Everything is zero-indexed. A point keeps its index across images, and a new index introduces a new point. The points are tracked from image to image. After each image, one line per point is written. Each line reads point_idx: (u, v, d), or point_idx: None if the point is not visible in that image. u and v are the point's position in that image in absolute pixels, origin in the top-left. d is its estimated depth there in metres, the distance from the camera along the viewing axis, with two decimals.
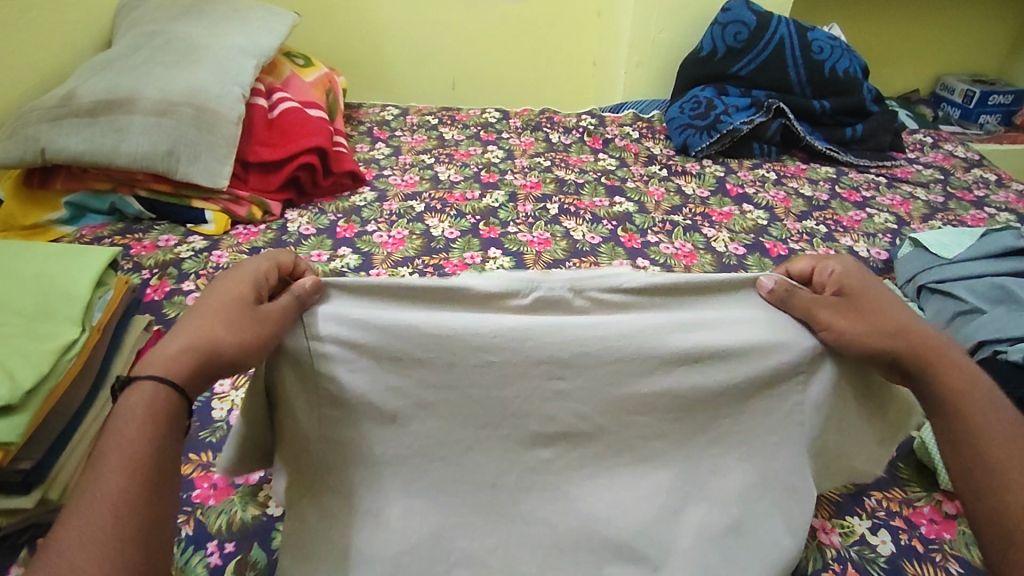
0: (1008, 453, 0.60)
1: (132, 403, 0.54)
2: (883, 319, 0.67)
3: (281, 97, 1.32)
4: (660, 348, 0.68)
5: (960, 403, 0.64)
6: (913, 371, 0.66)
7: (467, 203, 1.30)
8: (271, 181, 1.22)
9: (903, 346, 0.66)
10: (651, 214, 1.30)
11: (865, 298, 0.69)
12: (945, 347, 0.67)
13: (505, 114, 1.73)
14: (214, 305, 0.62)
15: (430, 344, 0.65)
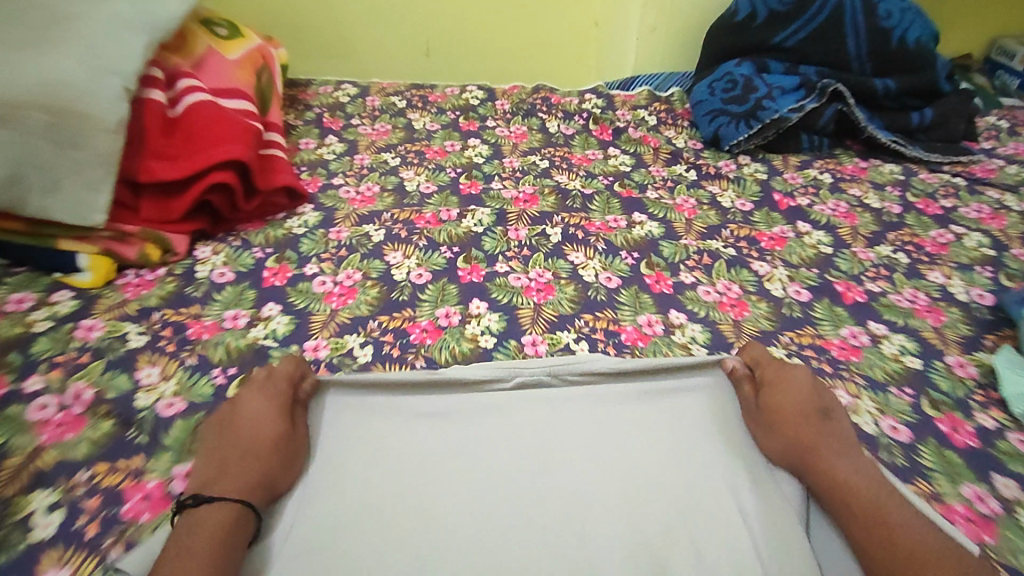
0: (864, 506, 0.61)
1: (200, 520, 0.57)
2: (786, 410, 0.70)
3: (187, 85, 0.98)
4: (624, 427, 0.71)
5: (853, 493, 0.62)
6: (813, 478, 0.65)
7: (442, 228, 0.99)
8: (172, 207, 0.90)
9: (803, 458, 0.66)
10: (682, 241, 0.99)
11: (798, 400, 0.71)
12: (816, 420, 0.69)
13: (490, 94, 1.39)
14: (255, 431, 0.65)
15: (418, 432, 0.69)
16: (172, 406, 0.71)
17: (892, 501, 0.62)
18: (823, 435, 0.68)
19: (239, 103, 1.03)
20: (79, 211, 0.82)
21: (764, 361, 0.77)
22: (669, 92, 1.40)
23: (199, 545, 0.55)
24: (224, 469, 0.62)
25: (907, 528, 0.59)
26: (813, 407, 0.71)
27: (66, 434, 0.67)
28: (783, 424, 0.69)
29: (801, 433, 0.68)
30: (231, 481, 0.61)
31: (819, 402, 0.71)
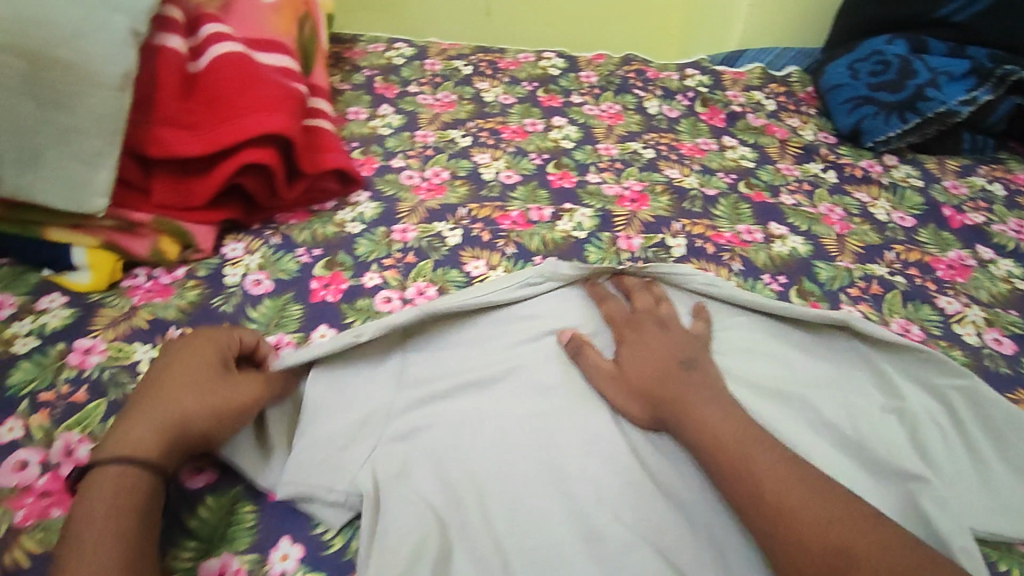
0: (743, 458, 0.51)
1: (111, 476, 0.45)
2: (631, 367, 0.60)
3: (213, 31, 0.76)
4: (729, 352, 0.66)
5: (721, 442, 0.53)
6: (682, 427, 0.55)
7: (533, 231, 0.78)
8: (193, 190, 0.70)
9: (668, 405, 0.57)
10: (840, 263, 0.78)
11: (657, 346, 0.61)
12: (662, 363, 0.59)
13: (572, 63, 1.16)
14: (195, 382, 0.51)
15: (508, 328, 0.64)
16: (200, 476, 0.52)
17: (765, 450, 0.52)
18: (688, 388, 0.57)
19: (278, 57, 0.81)
20: (69, 194, 0.63)
21: (618, 315, 0.65)
22: (788, 71, 1.18)
23: (111, 491, 0.45)
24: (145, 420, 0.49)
25: (777, 480, 0.49)
26: (679, 356, 0.60)
27: (50, 513, 0.49)
28: (710, 367, 0.60)
29: (655, 381, 0.58)
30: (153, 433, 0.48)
31: (687, 350, 0.61)
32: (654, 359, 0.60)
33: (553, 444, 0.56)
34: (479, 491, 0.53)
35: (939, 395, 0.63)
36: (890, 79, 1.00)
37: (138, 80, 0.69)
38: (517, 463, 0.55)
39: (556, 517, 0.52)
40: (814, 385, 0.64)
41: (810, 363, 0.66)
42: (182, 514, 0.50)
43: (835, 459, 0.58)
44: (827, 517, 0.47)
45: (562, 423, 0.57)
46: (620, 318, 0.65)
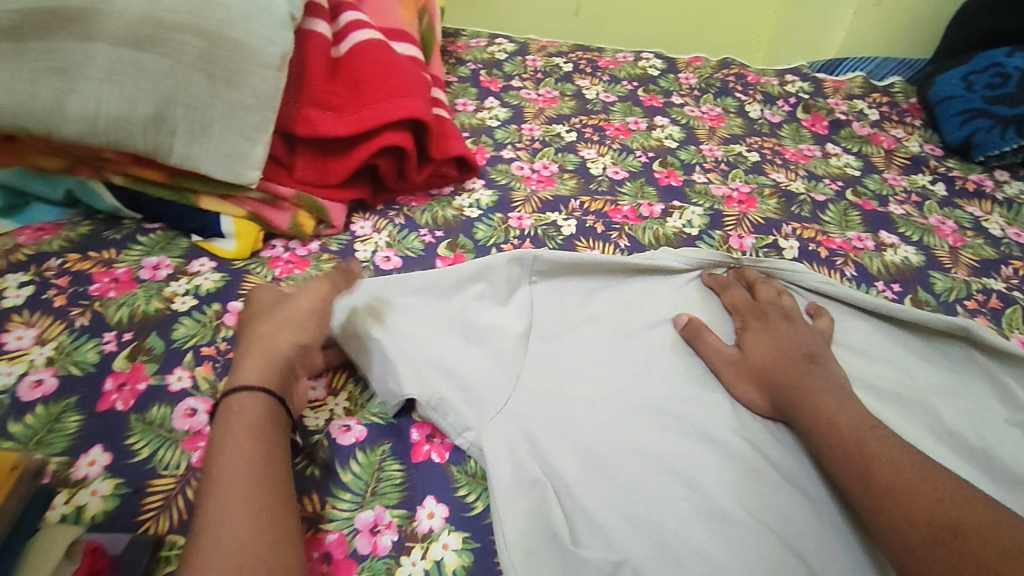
0: (857, 441, 0.52)
1: (234, 414, 0.47)
2: (748, 353, 0.62)
3: (353, 19, 0.81)
4: (842, 352, 0.66)
5: (835, 425, 0.54)
6: (802, 415, 0.56)
7: (645, 225, 0.80)
8: (331, 169, 0.74)
9: (789, 396, 0.58)
10: (956, 275, 0.77)
11: (784, 341, 0.63)
12: (781, 352, 0.62)
13: (671, 65, 1.17)
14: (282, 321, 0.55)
15: (627, 313, 0.67)
16: (349, 432, 0.56)
17: (875, 433, 0.52)
18: (813, 378, 0.58)
19: (407, 47, 0.86)
20: (229, 163, 0.67)
21: (741, 304, 0.68)
22: (890, 82, 1.16)
23: (240, 436, 0.46)
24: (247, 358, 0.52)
25: (889, 460, 0.50)
26: (803, 349, 0.62)
27: None
28: (832, 363, 0.61)
29: (777, 370, 0.60)
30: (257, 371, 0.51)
31: (811, 344, 0.62)
32: (767, 350, 0.62)
33: (675, 426, 0.58)
34: (603, 462, 0.55)
35: None
36: (1008, 92, 0.99)
37: (291, 61, 0.74)
38: (643, 441, 0.56)
39: (688, 494, 0.53)
40: (937, 393, 0.64)
41: (930, 371, 0.66)
42: (335, 466, 0.54)
43: (960, 466, 0.58)
44: (937, 495, 0.46)
45: (689, 408, 0.59)
46: (744, 308, 0.67)
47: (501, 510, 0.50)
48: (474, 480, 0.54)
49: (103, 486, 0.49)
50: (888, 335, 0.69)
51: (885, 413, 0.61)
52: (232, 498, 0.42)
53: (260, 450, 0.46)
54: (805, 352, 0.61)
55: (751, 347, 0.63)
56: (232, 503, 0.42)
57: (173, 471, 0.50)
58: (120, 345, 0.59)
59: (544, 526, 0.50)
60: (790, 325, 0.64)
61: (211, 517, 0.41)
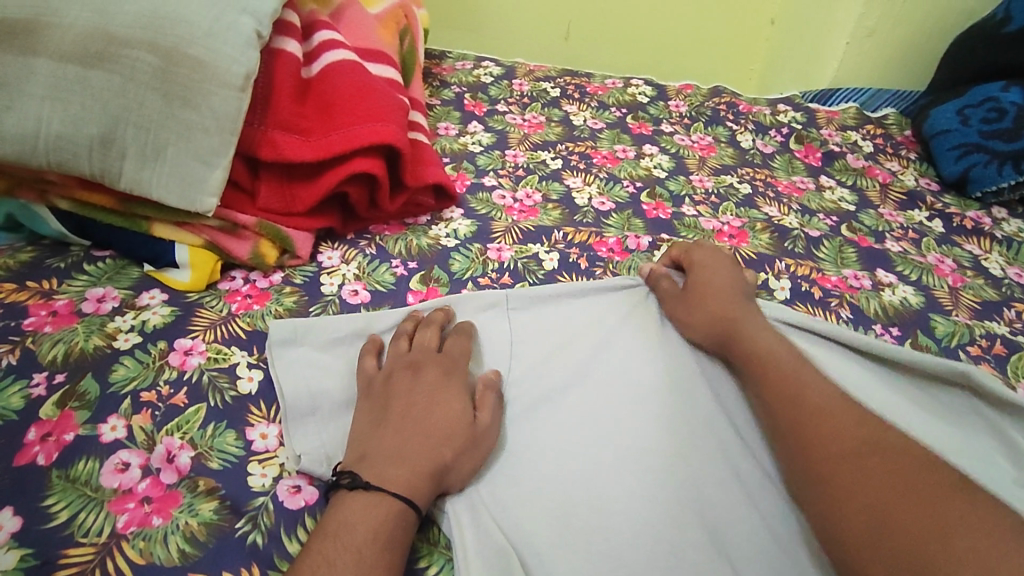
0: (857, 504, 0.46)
1: (348, 508, 0.45)
2: (700, 292, 0.65)
3: (326, 39, 0.77)
4: None
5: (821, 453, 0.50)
6: (734, 348, 0.60)
7: (631, 260, 0.75)
8: (297, 196, 0.69)
9: (725, 328, 0.62)
10: (957, 318, 0.73)
11: (721, 281, 0.67)
12: (727, 296, 0.65)
13: (661, 91, 1.15)
14: (420, 413, 0.51)
15: (612, 354, 0.62)
16: (299, 494, 0.50)
17: (853, 459, 0.49)
18: (747, 317, 0.63)
19: (384, 69, 0.82)
20: (185, 190, 0.62)
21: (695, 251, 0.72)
22: (883, 114, 1.14)
23: (360, 543, 0.43)
24: (379, 450, 0.49)
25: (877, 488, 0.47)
26: (740, 293, 0.66)
27: (152, 521, 0.46)
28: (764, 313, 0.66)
29: (715, 300, 0.64)
30: (393, 466, 0.48)
31: (745, 290, 0.67)
32: (715, 288, 0.66)
33: (661, 482, 0.53)
34: (582, 523, 0.50)
35: None
36: (1004, 128, 0.96)
37: (258, 82, 0.70)
38: (624, 502, 0.51)
39: (676, 559, 0.48)
40: (941, 449, 0.59)
41: (932, 422, 0.62)
42: (279, 533, 0.47)
43: None
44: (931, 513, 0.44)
45: (676, 463, 0.54)
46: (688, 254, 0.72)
47: None
48: (437, 548, 0.49)
49: (6, 558, 0.43)
50: (887, 379, 0.65)
51: None
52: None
53: (383, 550, 0.44)
54: (744, 300, 0.65)
55: (694, 282, 0.67)
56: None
57: (92, 540, 0.44)
58: (49, 389, 0.53)
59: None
60: (730, 274, 0.68)
61: None
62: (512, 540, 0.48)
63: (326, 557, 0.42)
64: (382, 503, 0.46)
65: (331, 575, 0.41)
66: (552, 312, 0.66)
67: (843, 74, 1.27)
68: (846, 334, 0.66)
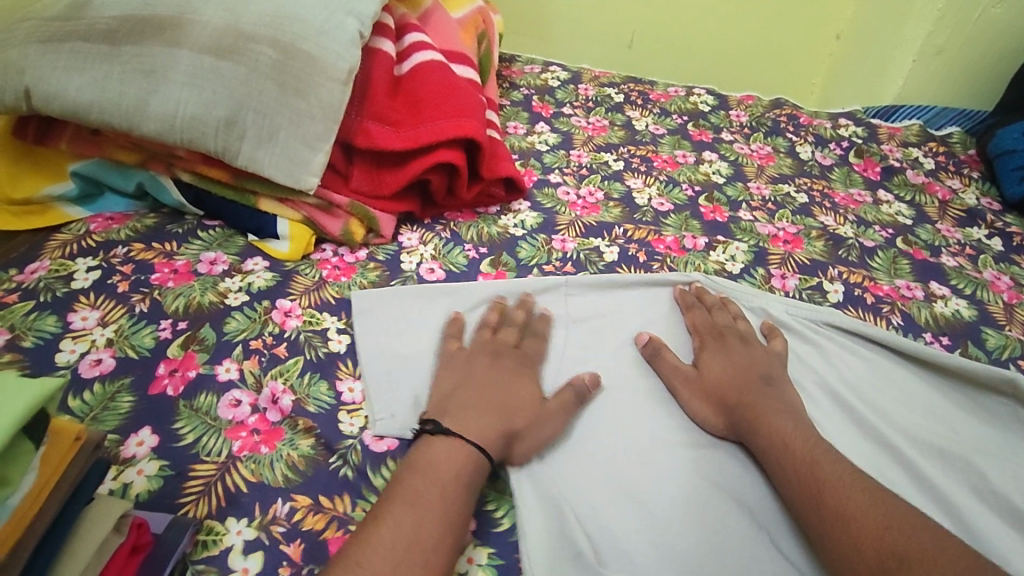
0: (797, 470, 0.52)
1: (433, 450, 0.51)
2: (716, 382, 0.61)
3: (416, 40, 0.85)
4: (880, 397, 0.65)
5: (788, 445, 0.54)
6: (754, 434, 0.56)
7: (687, 258, 0.80)
8: (384, 181, 0.76)
9: (744, 416, 0.58)
10: (1010, 333, 0.75)
11: (740, 361, 0.63)
12: (745, 381, 0.61)
13: (722, 101, 1.18)
14: (500, 388, 0.57)
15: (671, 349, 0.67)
16: (383, 440, 0.56)
17: (829, 459, 0.53)
18: (767, 399, 0.59)
19: (466, 69, 0.89)
20: (291, 169, 0.70)
21: (702, 321, 0.68)
22: (948, 132, 1.14)
23: (446, 480, 0.49)
24: (461, 407, 0.55)
25: (840, 484, 0.50)
26: (759, 372, 0.62)
27: (261, 448, 0.53)
28: (788, 387, 0.62)
29: (732, 389, 0.60)
30: (472, 419, 0.53)
31: (765, 366, 0.63)
32: (727, 373, 0.62)
33: (706, 458, 0.57)
34: (633, 486, 0.54)
35: None
36: None
37: (356, 77, 0.78)
38: (674, 472, 0.56)
39: (720, 529, 0.52)
40: (981, 451, 0.61)
41: (975, 427, 0.64)
42: (367, 470, 0.54)
43: (1002, 531, 0.55)
44: (885, 524, 0.46)
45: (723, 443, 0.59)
46: (703, 328, 0.68)
47: (525, 520, 0.51)
48: (503, 496, 0.54)
49: (149, 466, 0.51)
50: (929, 382, 0.67)
51: (925, 464, 0.59)
52: (426, 511, 0.46)
53: (464, 487, 0.49)
54: (760, 373, 0.62)
55: (707, 366, 0.63)
56: (430, 512, 0.46)
57: (214, 459, 0.52)
58: (174, 333, 0.62)
59: (563, 543, 0.50)
60: (746, 347, 0.65)
61: (398, 534, 0.44)
62: (563, 490, 0.54)
63: (413, 488, 0.48)
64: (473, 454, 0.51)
65: (418, 502, 0.46)
66: (609, 301, 0.71)
67: (908, 90, 1.28)
68: (889, 336, 0.69)
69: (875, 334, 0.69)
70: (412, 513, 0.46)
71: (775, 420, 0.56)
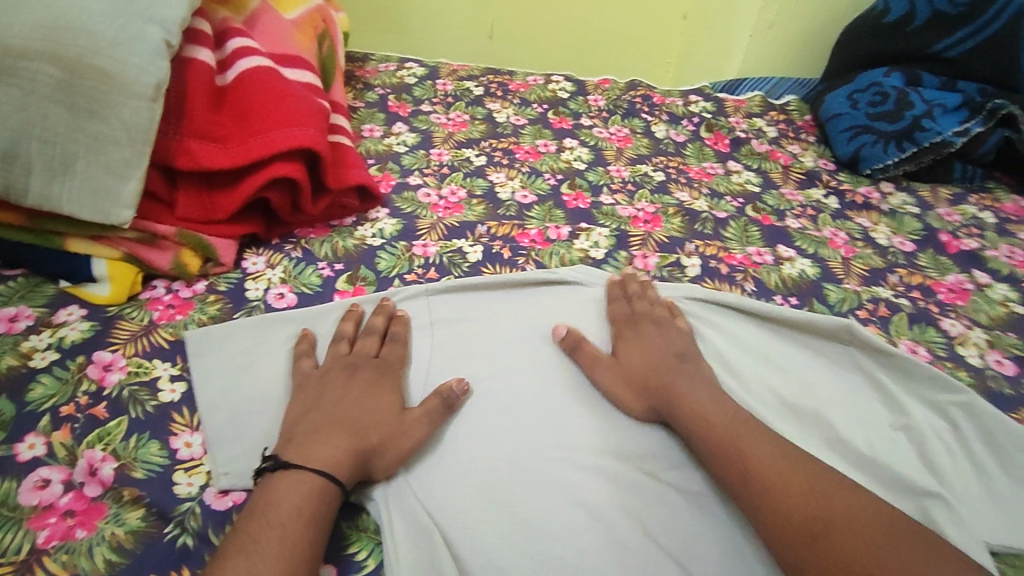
0: (718, 440, 0.54)
1: (275, 488, 0.48)
2: (637, 372, 0.61)
3: (240, 46, 0.78)
4: (738, 363, 0.67)
5: (708, 422, 0.56)
6: (675, 409, 0.57)
7: (552, 249, 0.79)
8: (217, 204, 0.69)
9: (661, 392, 0.59)
10: (848, 286, 0.80)
11: (653, 346, 0.64)
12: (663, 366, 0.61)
13: (580, 87, 1.19)
14: (355, 403, 0.54)
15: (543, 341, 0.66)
16: (227, 496, 0.50)
17: (749, 428, 0.55)
18: (683, 377, 0.60)
19: (301, 74, 0.83)
20: (97, 203, 0.62)
21: (619, 314, 0.68)
22: (786, 100, 1.22)
23: (276, 518, 0.45)
24: (310, 435, 0.51)
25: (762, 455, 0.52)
26: (673, 351, 0.63)
27: (75, 533, 0.46)
28: (704, 361, 0.63)
29: (651, 373, 0.61)
30: (319, 446, 0.50)
31: (678, 343, 0.64)
32: (642, 359, 0.62)
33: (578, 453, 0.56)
34: (504, 496, 0.52)
35: (940, 407, 0.65)
36: (888, 110, 1.05)
37: (169, 91, 0.70)
38: (546, 473, 0.54)
39: (592, 527, 0.51)
40: (829, 402, 0.65)
41: (823, 379, 0.67)
42: (208, 534, 0.48)
43: (848, 475, 0.59)
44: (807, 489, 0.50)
45: (592, 437, 0.57)
46: (620, 318, 0.68)
47: (390, 549, 0.49)
48: (367, 533, 0.51)
49: None
50: (780, 339, 0.71)
51: (780, 424, 0.62)
52: (265, 556, 0.43)
53: (303, 521, 0.46)
54: (675, 353, 0.63)
55: (625, 355, 0.63)
56: (265, 560, 0.43)
57: (12, 558, 0.45)
58: None
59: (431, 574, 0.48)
60: (659, 331, 0.65)
61: None
62: (427, 513, 0.51)
63: (250, 534, 0.44)
64: (313, 483, 0.48)
65: (253, 551, 0.43)
66: (477, 303, 0.69)
67: (749, 65, 1.35)
68: (743, 303, 0.72)
69: (727, 301, 0.72)
70: (244, 563, 0.42)
71: (693, 394, 0.58)
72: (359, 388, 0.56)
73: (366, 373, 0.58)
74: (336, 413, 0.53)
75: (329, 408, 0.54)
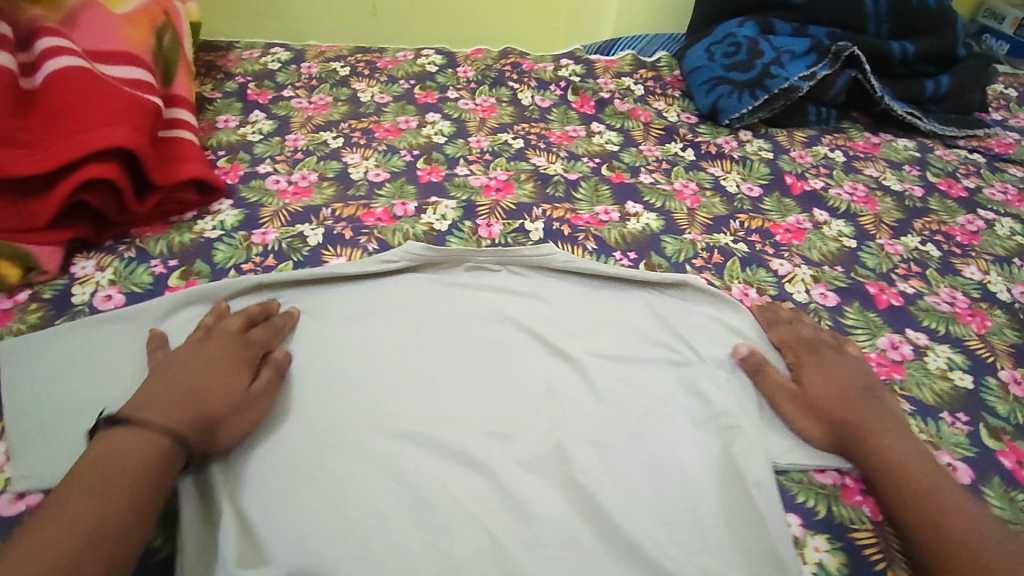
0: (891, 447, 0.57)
1: (116, 437, 0.48)
2: (842, 398, 0.61)
3: (49, 46, 0.75)
4: (569, 321, 0.69)
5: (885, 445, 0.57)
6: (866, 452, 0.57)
7: (396, 226, 0.80)
8: (34, 212, 0.68)
9: (851, 431, 0.59)
10: (687, 236, 0.83)
11: (838, 374, 0.64)
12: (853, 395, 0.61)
13: (450, 59, 1.19)
14: (198, 368, 0.55)
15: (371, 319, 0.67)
16: (21, 501, 0.51)
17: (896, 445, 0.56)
18: (875, 411, 0.60)
19: (127, 71, 0.80)
20: None
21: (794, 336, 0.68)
22: (656, 57, 1.24)
23: (119, 465, 0.47)
24: (148, 395, 0.52)
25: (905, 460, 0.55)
26: (856, 381, 0.63)
27: None
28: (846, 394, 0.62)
29: (837, 406, 0.61)
30: (152, 403, 0.51)
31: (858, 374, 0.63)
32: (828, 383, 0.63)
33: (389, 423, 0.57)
34: (308, 474, 0.53)
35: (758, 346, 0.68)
36: (741, 60, 1.08)
37: None
38: (354, 447, 0.55)
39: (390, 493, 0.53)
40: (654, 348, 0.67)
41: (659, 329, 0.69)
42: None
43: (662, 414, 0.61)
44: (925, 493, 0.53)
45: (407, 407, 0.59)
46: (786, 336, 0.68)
47: (181, 537, 0.50)
48: (164, 521, 0.52)
49: None
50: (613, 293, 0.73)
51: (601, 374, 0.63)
52: (105, 502, 0.44)
53: (148, 466, 0.47)
54: (860, 384, 0.62)
55: (808, 380, 0.63)
56: (103, 504, 0.44)
57: None
58: None
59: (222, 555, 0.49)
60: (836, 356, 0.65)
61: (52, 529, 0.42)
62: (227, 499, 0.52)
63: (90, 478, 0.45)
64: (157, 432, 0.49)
65: (90, 496, 0.44)
66: (309, 293, 0.69)
67: None
68: (582, 264, 0.74)
69: (563, 263, 0.74)
70: (80, 506, 0.44)
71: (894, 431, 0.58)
72: (208, 355, 0.57)
73: (219, 343, 0.58)
74: (180, 373, 0.54)
75: (175, 371, 0.54)
